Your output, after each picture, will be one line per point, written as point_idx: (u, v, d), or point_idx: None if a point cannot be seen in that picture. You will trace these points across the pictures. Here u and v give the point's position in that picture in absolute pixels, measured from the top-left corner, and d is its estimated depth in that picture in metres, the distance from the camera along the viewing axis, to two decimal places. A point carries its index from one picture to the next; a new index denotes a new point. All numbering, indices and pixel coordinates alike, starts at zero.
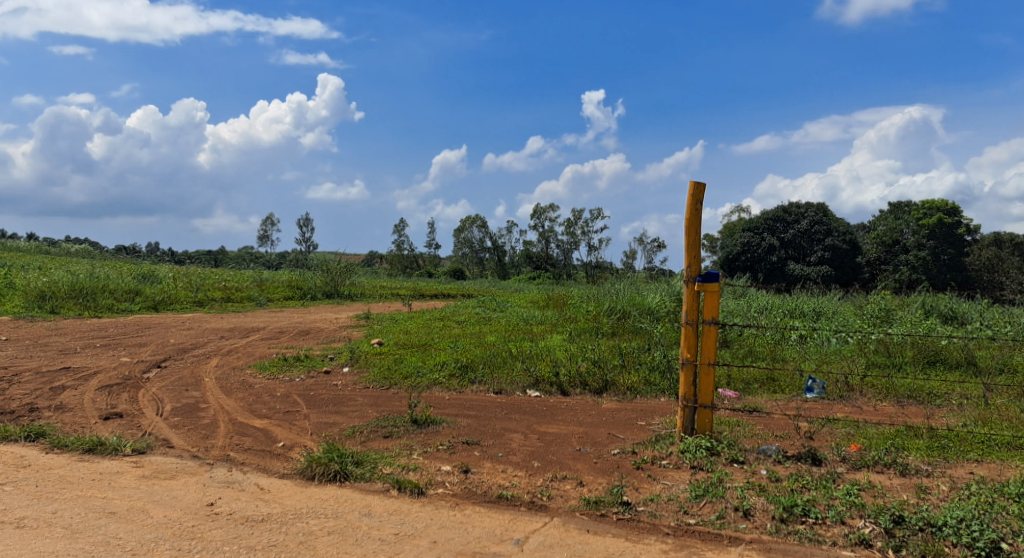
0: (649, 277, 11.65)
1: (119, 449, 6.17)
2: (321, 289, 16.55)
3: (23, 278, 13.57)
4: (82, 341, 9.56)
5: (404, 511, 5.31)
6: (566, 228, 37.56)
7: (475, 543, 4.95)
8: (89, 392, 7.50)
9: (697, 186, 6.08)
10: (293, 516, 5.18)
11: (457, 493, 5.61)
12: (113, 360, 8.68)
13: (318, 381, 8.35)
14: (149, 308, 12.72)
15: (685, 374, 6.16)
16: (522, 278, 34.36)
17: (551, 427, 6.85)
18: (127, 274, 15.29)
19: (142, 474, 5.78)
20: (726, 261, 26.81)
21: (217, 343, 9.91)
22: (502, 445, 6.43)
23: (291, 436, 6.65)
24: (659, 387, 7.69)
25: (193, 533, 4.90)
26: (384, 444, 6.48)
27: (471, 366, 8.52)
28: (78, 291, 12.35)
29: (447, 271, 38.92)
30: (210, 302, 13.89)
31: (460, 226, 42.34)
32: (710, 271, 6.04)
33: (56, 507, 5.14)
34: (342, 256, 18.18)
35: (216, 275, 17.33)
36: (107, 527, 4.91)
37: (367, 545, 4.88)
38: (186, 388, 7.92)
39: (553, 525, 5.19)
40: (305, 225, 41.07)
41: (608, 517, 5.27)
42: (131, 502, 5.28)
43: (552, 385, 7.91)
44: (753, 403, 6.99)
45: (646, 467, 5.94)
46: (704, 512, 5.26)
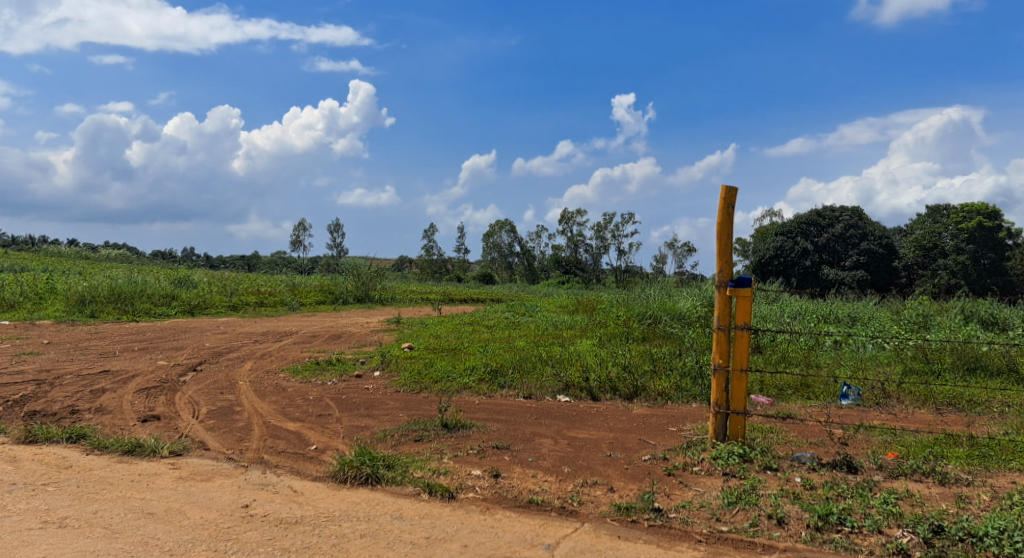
0: (680, 282, 11.57)
1: (157, 451, 6.29)
2: (352, 293, 16.70)
3: (66, 283, 13.88)
4: (120, 345, 9.76)
5: (435, 515, 5.35)
6: (596, 232, 37.43)
7: (506, 548, 4.96)
8: (128, 395, 7.66)
9: (729, 190, 6.07)
10: (326, 519, 5.24)
11: (488, 498, 5.62)
12: (151, 363, 8.85)
13: (350, 385, 8.43)
14: (186, 312, 12.94)
15: (717, 380, 6.12)
16: (550, 283, 34.30)
17: (581, 432, 6.84)
18: (164, 278, 15.56)
19: (179, 475, 5.88)
20: (757, 266, 26.27)
21: (251, 347, 10.05)
22: (532, 450, 6.44)
23: (323, 439, 6.72)
24: (691, 393, 7.63)
25: (229, 535, 4.98)
26: (414, 447, 6.53)
27: (501, 371, 8.54)
28: (117, 295, 12.61)
29: (476, 275, 38.99)
30: (244, 306, 14.10)
31: (489, 230, 42.45)
32: (742, 277, 6.00)
33: (97, 508, 5.25)
34: (373, 260, 18.30)
35: (250, 280, 17.59)
36: (146, 528, 5.01)
37: (398, 548, 4.91)
38: (221, 391, 8.04)
39: (583, 531, 5.18)
40: (337, 231, 41.45)
41: (640, 524, 5.25)
42: (169, 503, 5.38)
43: (582, 390, 7.89)
44: (786, 410, 6.92)
45: (678, 474, 5.90)
46: (737, 519, 5.22)
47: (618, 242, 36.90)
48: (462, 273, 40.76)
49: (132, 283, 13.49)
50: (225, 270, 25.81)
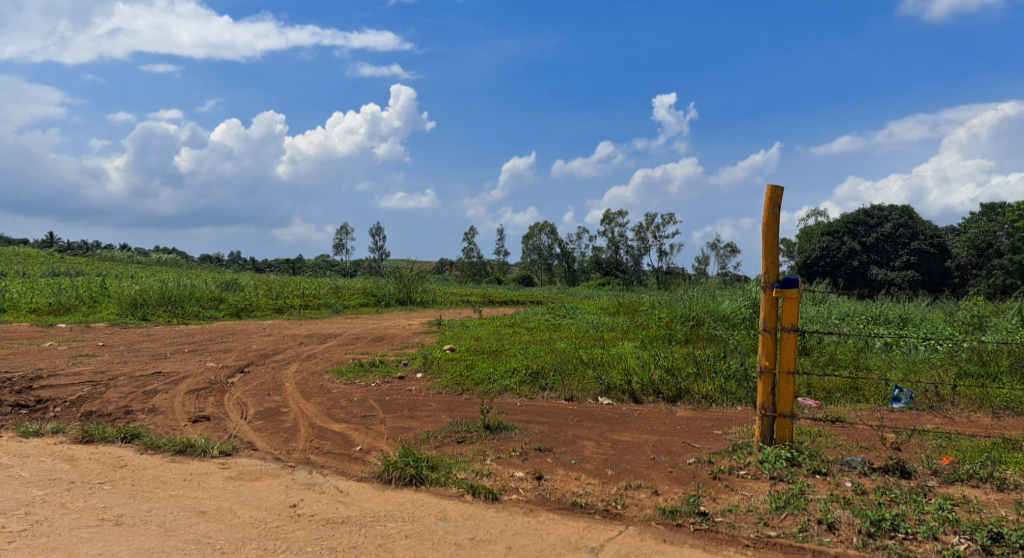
0: (723, 283, 11.44)
1: (208, 451, 6.44)
2: (394, 296, 16.86)
3: (119, 287, 14.27)
4: (171, 347, 10.01)
5: (479, 516, 5.37)
6: (637, 233, 37.13)
7: (551, 550, 4.96)
8: (179, 396, 7.85)
9: (775, 190, 6.00)
10: (371, 519, 5.30)
11: (532, 500, 5.63)
12: (200, 365, 9.05)
13: (393, 386, 8.51)
14: (233, 315, 13.20)
15: (763, 383, 6.05)
16: (590, 284, 34.18)
17: (624, 434, 6.81)
18: (211, 282, 15.91)
19: (229, 475, 6.01)
20: (803, 266, 25.96)
21: (296, 349, 10.21)
22: (575, 452, 6.43)
23: (368, 440, 6.80)
24: (736, 395, 7.54)
25: (278, 534, 5.07)
26: (458, 449, 6.57)
27: (542, 373, 8.53)
28: (167, 299, 12.93)
29: (516, 277, 38.99)
30: (289, 309, 14.33)
31: (529, 232, 42.46)
32: (789, 277, 5.92)
33: (151, 506, 5.39)
34: (413, 263, 18.43)
35: (295, 283, 17.87)
36: (198, 526, 5.13)
37: (443, 549, 4.95)
38: (269, 392, 8.20)
39: (628, 534, 5.16)
40: (377, 234, 41.85)
41: (685, 528, 5.20)
42: (220, 502, 5.49)
43: (624, 392, 7.84)
44: (835, 413, 6.78)
45: (724, 477, 5.84)
46: (786, 524, 5.14)
47: (658, 243, 36.57)
48: (502, 274, 40.84)
49: (181, 286, 13.84)
50: (266, 271, 29.62)
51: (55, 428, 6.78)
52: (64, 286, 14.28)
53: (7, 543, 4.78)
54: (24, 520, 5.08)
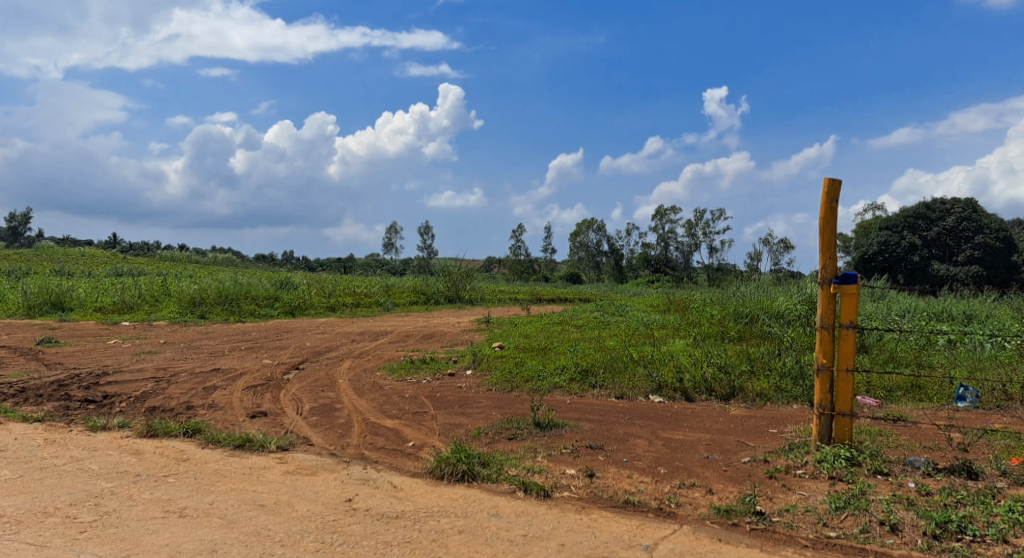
0: (777, 280, 11.24)
1: (266, 446, 6.58)
2: (443, 294, 17.00)
3: (179, 286, 14.68)
4: (229, 344, 10.27)
5: (531, 513, 5.38)
6: (686, 229, 36.65)
7: (604, 548, 4.94)
8: (237, 392, 8.04)
9: (832, 183, 5.88)
10: (425, 514, 5.35)
11: (584, 497, 5.62)
12: (257, 362, 9.26)
13: (443, 383, 8.58)
14: (287, 313, 13.47)
15: (821, 381, 5.93)
16: (638, 282, 33.88)
17: (676, 433, 6.74)
18: (266, 281, 16.26)
19: (286, 469, 6.13)
20: (861, 262, 25.25)
21: (349, 346, 10.36)
22: (626, 450, 6.40)
23: (420, 436, 6.88)
24: (791, 394, 7.41)
25: (335, 527, 5.15)
26: (509, 445, 6.59)
27: (592, 371, 8.51)
28: (225, 297, 13.29)
29: (563, 275, 38.85)
30: (342, 307, 14.54)
31: (576, 229, 42.31)
32: (848, 273, 5.78)
33: (213, 499, 5.53)
34: (463, 261, 18.52)
35: (346, 282, 18.18)
36: (258, 519, 5.24)
37: (496, 545, 4.96)
38: (323, 388, 8.35)
39: (682, 532, 5.11)
40: (425, 233, 42.18)
41: (741, 527, 5.13)
42: (278, 496, 5.61)
43: (676, 391, 7.76)
44: (897, 412, 6.62)
45: (781, 477, 5.75)
46: (846, 525, 5.03)
47: (708, 240, 36.08)
48: (549, 273, 40.85)
49: (238, 285, 14.21)
50: (322, 270, 30.11)
51: (121, 422, 7.01)
52: (128, 285, 14.76)
53: (79, 532, 4.94)
54: (94, 510, 5.25)
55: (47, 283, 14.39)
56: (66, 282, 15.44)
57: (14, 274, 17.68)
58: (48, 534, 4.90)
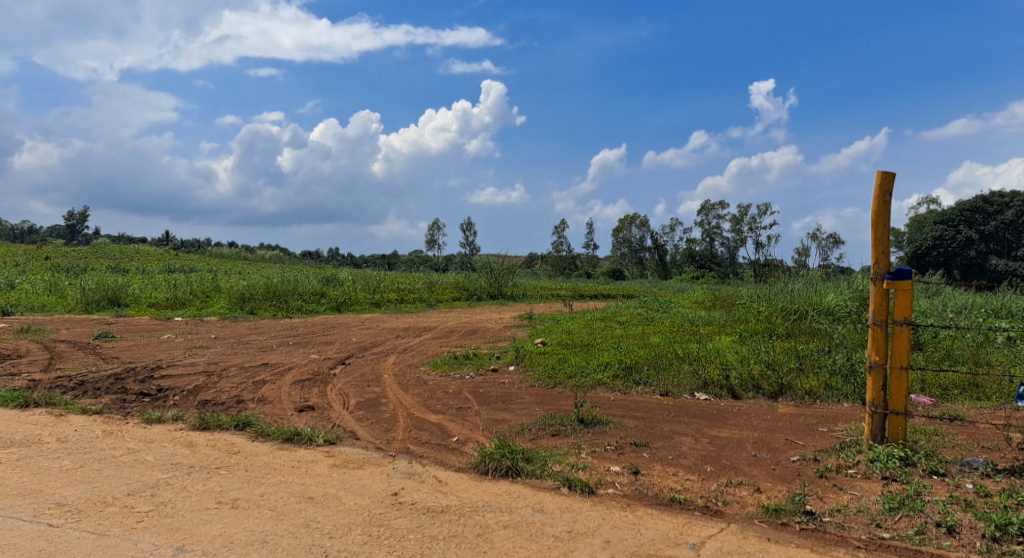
0: (825, 275, 11.02)
1: (314, 439, 6.69)
2: (485, 290, 17.06)
3: (229, 282, 15.01)
4: (277, 339, 10.47)
5: (576, 509, 5.37)
6: (731, 224, 36.13)
7: (649, 545, 4.90)
8: (285, 386, 8.19)
9: (885, 176, 5.74)
10: (470, 509, 5.38)
11: (629, 495, 5.59)
12: (304, 357, 9.42)
13: (487, 379, 8.61)
14: (334, 308, 13.68)
15: (873, 379, 5.80)
16: (683, 277, 33.52)
17: (723, 431, 6.66)
18: (313, 277, 16.56)
19: (333, 463, 6.22)
20: (914, 257, 24.33)
21: (393, 342, 10.47)
22: (671, 448, 6.34)
23: (465, 431, 6.91)
24: (842, 391, 7.26)
25: (381, 521, 5.21)
26: (553, 442, 6.59)
27: (636, 367, 8.45)
28: (273, 293, 13.57)
29: (605, 271, 38.64)
30: (386, 303, 14.69)
31: (618, 225, 42.05)
32: (901, 268, 5.64)
33: (263, 491, 5.64)
34: (505, 257, 18.55)
35: (391, 278, 18.39)
36: (307, 511, 5.33)
37: (541, 541, 4.96)
38: (369, 383, 8.45)
39: (730, 531, 5.05)
40: (467, 229, 42.38)
41: (791, 527, 5.05)
42: (326, 489, 5.70)
43: (722, 388, 7.67)
44: (952, 412, 6.44)
45: (831, 476, 5.64)
46: (900, 526, 4.92)
47: (754, 235, 35.48)
48: (592, 269, 40.71)
49: (286, 281, 14.49)
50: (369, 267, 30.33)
51: (175, 415, 7.19)
52: (180, 281, 15.13)
53: (136, 522, 5.08)
54: (150, 501, 5.39)
55: (104, 279, 14.84)
56: (122, 278, 15.91)
57: (72, 271, 18.29)
58: (107, 523, 5.04)
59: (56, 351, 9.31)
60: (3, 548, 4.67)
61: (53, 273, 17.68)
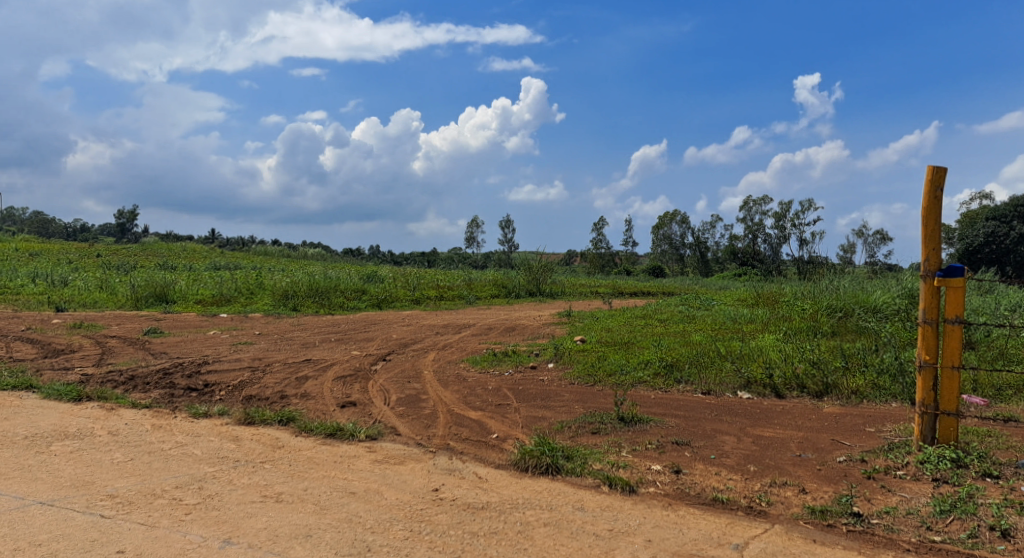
0: (872, 273, 10.79)
1: (355, 435, 6.76)
2: (524, 287, 17.08)
3: (273, 279, 15.27)
4: (319, 335, 10.61)
5: (616, 508, 5.34)
6: (775, 220, 35.63)
7: (692, 545, 4.84)
8: (327, 382, 8.30)
9: (937, 170, 5.59)
10: (510, 506, 5.39)
11: (670, 494, 5.54)
12: (346, 353, 9.53)
13: (526, 376, 8.61)
14: (374, 305, 13.82)
15: (923, 378, 5.66)
16: (725, 275, 33.16)
17: (766, 430, 6.55)
18: (354, 274, 16.75)
19: (375, 458, 6.29)
20: (966, 252, 23.74)
21: (433, 339, 10.54)
22: (713, 447, 6.26)
23: (504, 428, 6.92)
24: (890, 391, 7.10)
25: (422, 516, 5.24)
26: (592, 440, 6.56)
27: (677, 366, 8.36)
28: (315, 291, 13.78)
29: (645, 268, 38.37)
30: (426, 300, 14.79)
31: (658, 222, 41.76)
32: (953, 265, 5.49)
33: (307, 485, 5.72)
34: (544, 254, 18.55)
35: (430, 275, 18.51)
36: (349, 506, 5.39)
37: (581, 538, 4.94)
38: (409, 379, 8.51)
39: (774, 532, 4.96)
40: (505, 227, 42.44)
41: (837, 529, 4.95)
42: (368, 484, 5.76)
43: (765, 387, 7.56)
44: (1007, 412, 6.26)
45: (879, 477, 5.51)
46: (952, 529, 4.80)
47: (798, 232, 34.97)
48: (631, 266, 40.48)
49: (328, 278, 14.69)
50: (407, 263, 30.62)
51: (221, 410, 7.34)
52: (225, 278, 15.43)
53: (184, 514, 5.19)
54: (198, 493, 5.51)
55: (153, 275, 15.23)
56: (170, 275, 16.28)
57: (120, 268, 18.75)
58: (157, 515, 5.15)
59: (108, 346, 9.57)
60: (57, 537, 4.79)
61: (105, 271, 18.14)
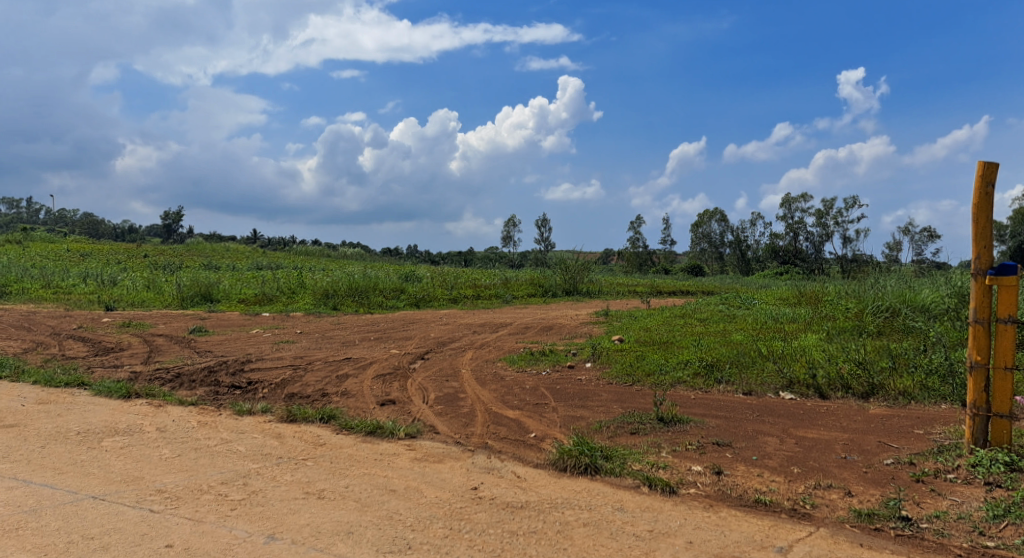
0: (919, 271, 10.54)
1: (395, 433, 6.82)
2: (561, 286, 17.04)
3: (313, 279, 15.48)
4: (358, 334, 10.72)
5: (656, 509, 5.29)
6: (817, 218, 35.01)
7: (734, 547, 4.76)
8: (367, 380, 8.39)
9: (988, 166, 5.44)
10: (549, 505, 5.38)
11: (712, 495, 5.47)
12: (385, 352, 9.61)
13: (564, 376, 8.59)
14: (413, 304, 13.92)
15: (974, 379, 5.50)
16: (766, 274, 32.68)
17: (810, 432, 6.44)
18: (392, 273, 16.90)
19: (415, 456, 6.33)
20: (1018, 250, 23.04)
21: (471, 338, 10.58)
22: (756, 448, 6.17)
23: (542, 427, 6.91)
24: (939, 393, 6.93)
25: (462, 515, 5.26)
26: (631, 440, 6.51)
27: (717, 365, 8.27)
28: (355, 290, 13.95)
29: (684, 267, 38.02)
30: (464, 299, 14.85)
31: (697, 221, 41.36)
32: (1006, 263, 5.33)
33: (348, 482, 5.78)
34: (581, 254, 18.49)
35: (468, 274, 18.56)
36: (389, 503, 5.43)
37: (622, 539, 4.90)
38: (447, 378, 8.55)
39: (819, 536, 4.87)
40: (541, 226, 42.40)
41: (885, 533, 4.84)
42: (408, 481, 5.80)
43: (809, 387, 7.42)
44: None
45: (929, 481, 5.38)
46: (1006, 535, 4.66)
47: (841, 229, 34.31)
48: (669, 265, 40.13)
49: (367, 278, 14.85)
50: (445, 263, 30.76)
51: (264, 407, 7.46)
52: (267, 278, 15.69)
53: (230, 509, 5.28)
54: (242, 489, 5.61)
55: (198, 275, 15.53)
56: (214, 275, 16.57)
57: (167, 268, 19.20)
58: (204, 510, 5.25)
59: (155, 344, 9.80)
60: (108, 531, 4.91)
61: (151, 271, 18.55)
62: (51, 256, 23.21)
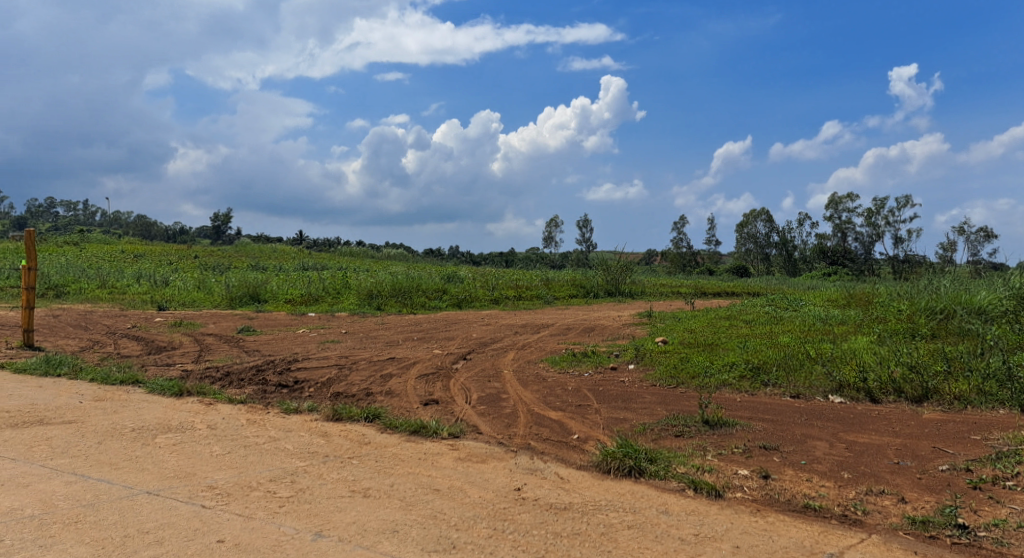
0: (975, 272, 10.22)
1: (439, 432, 6.85)
2: (603, 287, 16.97)
3: (357, 279, 15.68)
4: (401, 334, 10.82)
5: (702, 512, 5.22)
6: (867, 218, 34.24)
7: (782, 552, 4.67)
8: (411, 380, 8.45)
9: None
10: (593, 507, 5.35)
11: (759, 499, 5.38)
12: (428, 352, 9.67)
13: (607, 377, 8.54)
14: (455, 304, 14.00)
15: None
16: (814, 275, 32.04)
17: (861, 436, 6.29)
18: (435, 274, 17.04)
19: (458, 456, 6.35)
20: None
21: (513, 338, 10.59)
22: (804, 453, 6.05)
23: (585, 429, 6.88)
24: (997, 398, 6.71)
25: (505, 515, 5.26)
26: (676, 442, 6.44)
27: (764, 368, 8.14)
28: (398, 291, 14.11)
29: (728, 267, 37.48)
30: (505, 299, 14.88)
31: (743, 221, 40.84)
32: None
33: (393, 481, 5.83)
34: (624, 254, 18.38)
35: (510, 275, 18.59)
36: (433, 502, 5.46)
37: (666, 543, 4.84)
38: (489, 379, 8.57)
39: (871, 542, 4.74)
40: (582, 226, 42.24)
41: (940, 541, 4.70)
42: (452, 481, 5.83)
43: (859, 390, 7.26)
44: None
45: (987, 488, 5.21)
46: None
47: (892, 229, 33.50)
48: (713, 265, 39.65)
49: (410, 278, 14.99)
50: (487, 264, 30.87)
51: (310, 406, 7.58)
52: (313, 278, 15.94)
53: (278, 506, 5.36)
54: (290, 487, 5.69)
55: (246, 276, 15.85)
56: (261, 275, 16.89)
57: (216, 269, 19.61)
58: (253, 507, 5.35)
59: (205, 344, 10.01)
60: (162, 525, 5.03)
61: (201, 271, 19.00)
62: (108, 257, 23.92)
